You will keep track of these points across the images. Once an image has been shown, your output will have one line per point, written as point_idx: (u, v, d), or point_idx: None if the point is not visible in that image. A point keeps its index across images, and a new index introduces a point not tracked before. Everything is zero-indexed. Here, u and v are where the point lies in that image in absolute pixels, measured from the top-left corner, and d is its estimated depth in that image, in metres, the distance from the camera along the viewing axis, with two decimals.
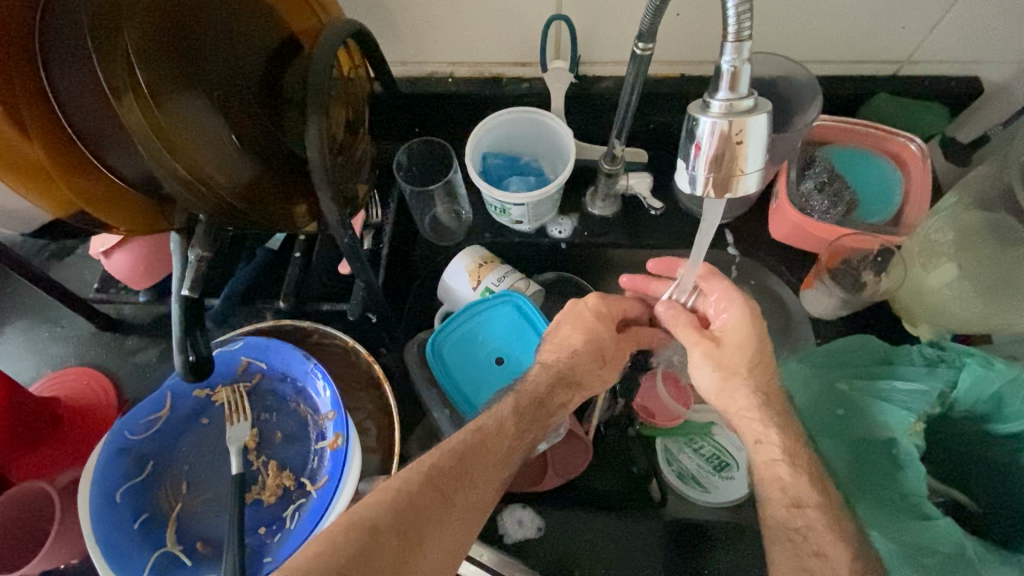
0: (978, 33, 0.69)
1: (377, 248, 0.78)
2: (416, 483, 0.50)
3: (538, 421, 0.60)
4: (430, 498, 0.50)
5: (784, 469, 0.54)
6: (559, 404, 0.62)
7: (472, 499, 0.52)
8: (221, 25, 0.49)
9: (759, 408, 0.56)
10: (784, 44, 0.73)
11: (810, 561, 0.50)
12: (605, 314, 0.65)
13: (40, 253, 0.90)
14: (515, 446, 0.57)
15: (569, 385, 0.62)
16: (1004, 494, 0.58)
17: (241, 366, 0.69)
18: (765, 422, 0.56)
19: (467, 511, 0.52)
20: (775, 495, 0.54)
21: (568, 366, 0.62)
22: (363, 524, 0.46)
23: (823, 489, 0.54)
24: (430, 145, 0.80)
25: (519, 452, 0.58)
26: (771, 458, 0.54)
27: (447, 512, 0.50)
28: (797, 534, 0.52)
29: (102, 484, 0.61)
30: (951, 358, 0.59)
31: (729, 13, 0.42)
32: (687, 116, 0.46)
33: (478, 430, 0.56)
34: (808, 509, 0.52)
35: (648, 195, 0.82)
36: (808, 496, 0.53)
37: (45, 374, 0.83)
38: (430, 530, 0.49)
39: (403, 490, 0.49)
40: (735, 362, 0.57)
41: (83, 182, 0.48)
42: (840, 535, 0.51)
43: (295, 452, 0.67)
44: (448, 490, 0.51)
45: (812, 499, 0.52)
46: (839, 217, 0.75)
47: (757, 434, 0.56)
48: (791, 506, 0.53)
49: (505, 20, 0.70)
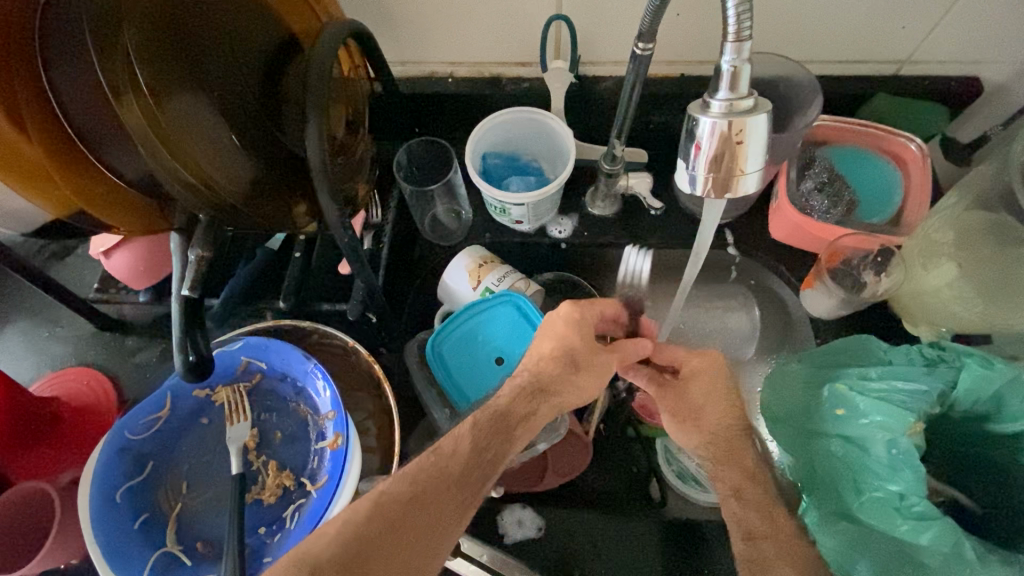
0: (978, 32, 0.69)
1: (377, 248, 0.79)
2: (363, 515, 0.45)
3: (502, 436, 0.54)
4: (381, 533, 0.45)
5: (735, 503, 0.58)
6: (541, 412, 0.57)
7: (429, 529, 0.47)
8: (221, 24, 0.49)
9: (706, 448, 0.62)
10: (783, 45, 0.73)
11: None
12: (579, 320, 0.60)
13: (41, 254, 0.90)
14: (478, 457, 0.51)
15: (542, 396, 0.57)
16: (1005, 496, 0.58)
17: (241, 365, 0.69)
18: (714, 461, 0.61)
19: (429, 537, 0.46)
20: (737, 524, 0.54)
21: (552, 370, 0.58)
22: (306, 560, 0.42)
23: (772, 515, 0.57)
24: (429, 145, 0.80)
25: (490, 464, 0.52)
26: (722, 494, 0.59)
27: (403, 542, 0.45)
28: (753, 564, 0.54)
29: (102, 485, 0.61)
30: (950, 358, 0.59)
31: (728, 13, 0.42)
32: (687, 116, 0.46)
33: (435, 452, 0.51)
34: (759, 542, 0.55)
35: (648, 195, 0.82)
36: (760, 530, 0.56)
37: (45, 374, 0.83)
38: (383, 566, 0.44)
39: (349, 522, 0.44)
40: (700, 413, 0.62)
41: (83, 182, 0.48)
42: (792, 560, 0.53)
43: (295, 452, 0.67)
44: (402, 519, 0.46)
45: (763, 532, 0.56)
46: (839, 217, 0.75)
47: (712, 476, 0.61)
48: (746, 539, 0.56)
49: (505, 20, 0.70)
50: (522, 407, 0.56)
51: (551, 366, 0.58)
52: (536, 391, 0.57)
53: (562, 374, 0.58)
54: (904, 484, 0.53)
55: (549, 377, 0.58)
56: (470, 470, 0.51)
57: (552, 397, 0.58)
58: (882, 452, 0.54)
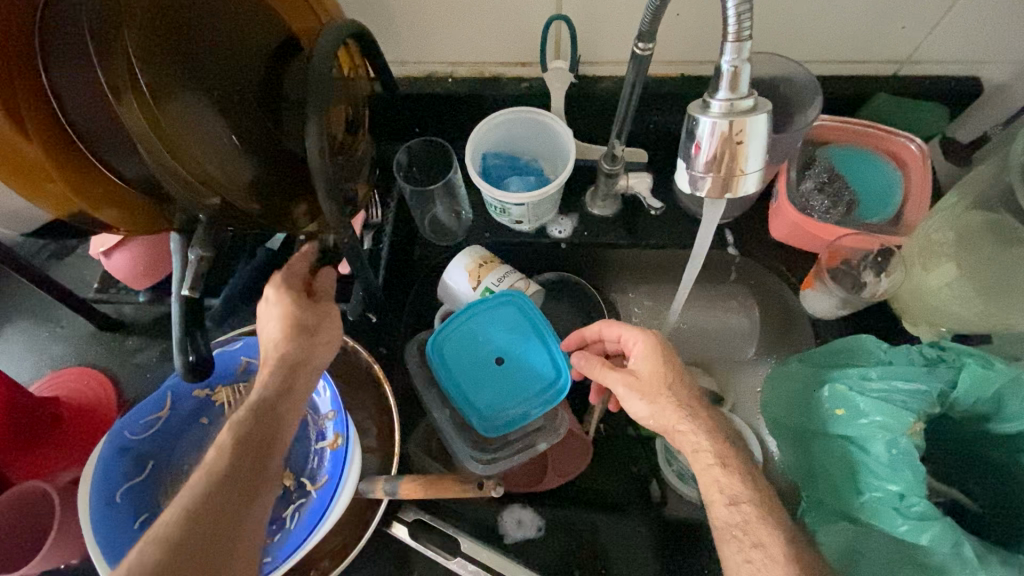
0: (977, 32, 0.69)
1: (377, 247, 0.79)
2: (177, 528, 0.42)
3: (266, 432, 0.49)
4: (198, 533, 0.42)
5: (718, 471, 0.54)
6: (299, 384, 0.53)
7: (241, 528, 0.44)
8: (218, 22, 0.49)
9: (690, 422, 0.56)
10: (784, 45, 0.73)
11: (751, 552, 0.50)
12: (284, 285, 0.54)
13: (41, 254, 0.89)
14: (242, 461, 0.46)
15: (299, 375, 0.53)
16: (1004, 495, 0.59)
17: (241, 366, 0.69)
18: (697, 431, 0.56)
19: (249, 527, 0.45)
20: (715, 497, 0.53)
21: (289, 346, 0.52)
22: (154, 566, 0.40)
23: (753, 478, 0.54)
24: (429, 145, 0.80)
25: (262, 464, 0.48)
26: (706, 464, 0.55)
27: (237, 534, 0.44)
28: (738, 529, 0.51)
29: (102, 485, 0.61)
30: (951, 358, 0.58)
31: (728, 12, 0.42)
32: (687, 116, 0.47)
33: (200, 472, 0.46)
34: (743, 505, 0.52)
35: (648, 196, 0.81)
36: (742, 493, 0.53)
37: (45, 374, 0.83)
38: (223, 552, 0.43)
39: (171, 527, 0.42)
40: (656, 385, 0.58)
41: (84, 182, 0.48)
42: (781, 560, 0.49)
43: (295, 452, 0.67)
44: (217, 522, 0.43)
45: (746, 495, 0.53)
46: (839, 217, 0.75)
47: (694, 445, 0.56)
48: (729, 504, 0.53)
49: (505, 20, 0.70)
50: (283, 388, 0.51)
51: (283, 345, 0.52)
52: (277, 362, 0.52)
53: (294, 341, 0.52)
54: (903, 484, 0.53)
55: (298, 351, 0.52)
56: (240, 474, 0.46)
57: (307, 366, 0.54)
58: (882, 452, 0.54)
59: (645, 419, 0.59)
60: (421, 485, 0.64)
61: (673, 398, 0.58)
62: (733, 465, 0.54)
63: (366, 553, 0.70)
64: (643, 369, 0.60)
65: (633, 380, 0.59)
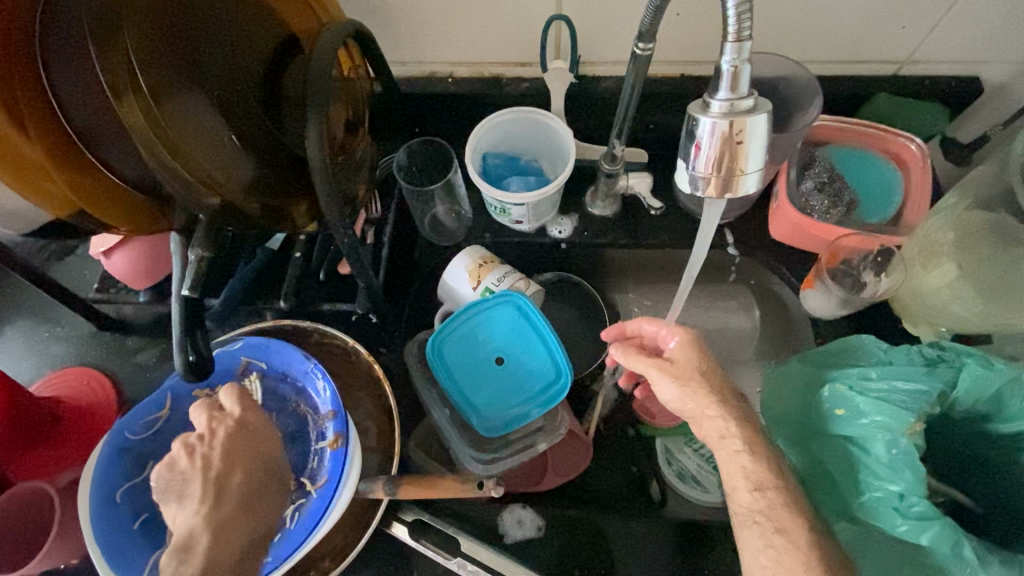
0: (977, 32, 0.69)
1: (378, 246, 0.79)
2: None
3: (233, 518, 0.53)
4: None
5: (746, 458, 0.52)
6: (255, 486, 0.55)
7: None
8: (218, 23, 0.50)
9: (720, 407, 0.54)
10: (784, 45, 0.73)
11: (773, 537, 0.49)
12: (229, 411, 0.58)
13: (40, 254, 0.90)
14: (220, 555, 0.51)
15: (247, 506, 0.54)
16: (1004, 494, 0.59)
17: (241, 366, 0.68)
18: (727, 416, 0.54)
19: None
20: (740, 482, 0.52)
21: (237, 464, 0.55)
22: None
23: (780, 468, 0.52)
24: (430, 146, 0.80)
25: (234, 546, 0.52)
26: (734, 448, 0.53)
27: None
28: (761, 515, 0.50)
29: (102, 484, 0.60)
30: (950, 358, 0.58)
31: (729, 12, 0.42)
32: (687, 116, 0.47)
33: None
34: (769, 492, 0.51)
35: (648, 195, 0.82)
36: (768, 479, 0.51)
37: (45, 374, 0.83)
38: None
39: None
40: (690, 369, 0.57)
41: (85, 181, 0.48)
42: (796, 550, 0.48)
43: (296, 452, 0.65)
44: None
45: (772, 482, 0.51)
46: (839, 217, 0.75)
47: (722, 430, 0.54)
48: (753, 490, 0.51)
49: (505, 19, 0.70)
50: (246, 529, 0.54)
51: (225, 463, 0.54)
52: (229, 495, 0.53)
53: (245, 477, 0.55)
54: (903, 484, 0.53)
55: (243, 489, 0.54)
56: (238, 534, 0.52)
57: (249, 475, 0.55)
58: (882, 452, 0.54)
59: (672, 402, 0.57)
60: (420, 486, 0.64)
61: (704, 382, 0.56)
62: (762, 452, 0.52)
63: (366, 553, 0.70)
64: (679, 355, 0.58)
65: (666, 365, 0.58)
